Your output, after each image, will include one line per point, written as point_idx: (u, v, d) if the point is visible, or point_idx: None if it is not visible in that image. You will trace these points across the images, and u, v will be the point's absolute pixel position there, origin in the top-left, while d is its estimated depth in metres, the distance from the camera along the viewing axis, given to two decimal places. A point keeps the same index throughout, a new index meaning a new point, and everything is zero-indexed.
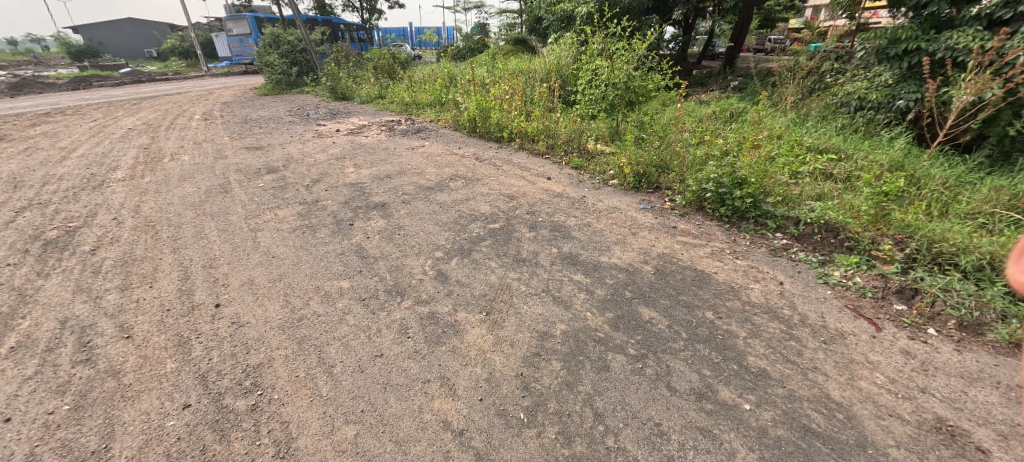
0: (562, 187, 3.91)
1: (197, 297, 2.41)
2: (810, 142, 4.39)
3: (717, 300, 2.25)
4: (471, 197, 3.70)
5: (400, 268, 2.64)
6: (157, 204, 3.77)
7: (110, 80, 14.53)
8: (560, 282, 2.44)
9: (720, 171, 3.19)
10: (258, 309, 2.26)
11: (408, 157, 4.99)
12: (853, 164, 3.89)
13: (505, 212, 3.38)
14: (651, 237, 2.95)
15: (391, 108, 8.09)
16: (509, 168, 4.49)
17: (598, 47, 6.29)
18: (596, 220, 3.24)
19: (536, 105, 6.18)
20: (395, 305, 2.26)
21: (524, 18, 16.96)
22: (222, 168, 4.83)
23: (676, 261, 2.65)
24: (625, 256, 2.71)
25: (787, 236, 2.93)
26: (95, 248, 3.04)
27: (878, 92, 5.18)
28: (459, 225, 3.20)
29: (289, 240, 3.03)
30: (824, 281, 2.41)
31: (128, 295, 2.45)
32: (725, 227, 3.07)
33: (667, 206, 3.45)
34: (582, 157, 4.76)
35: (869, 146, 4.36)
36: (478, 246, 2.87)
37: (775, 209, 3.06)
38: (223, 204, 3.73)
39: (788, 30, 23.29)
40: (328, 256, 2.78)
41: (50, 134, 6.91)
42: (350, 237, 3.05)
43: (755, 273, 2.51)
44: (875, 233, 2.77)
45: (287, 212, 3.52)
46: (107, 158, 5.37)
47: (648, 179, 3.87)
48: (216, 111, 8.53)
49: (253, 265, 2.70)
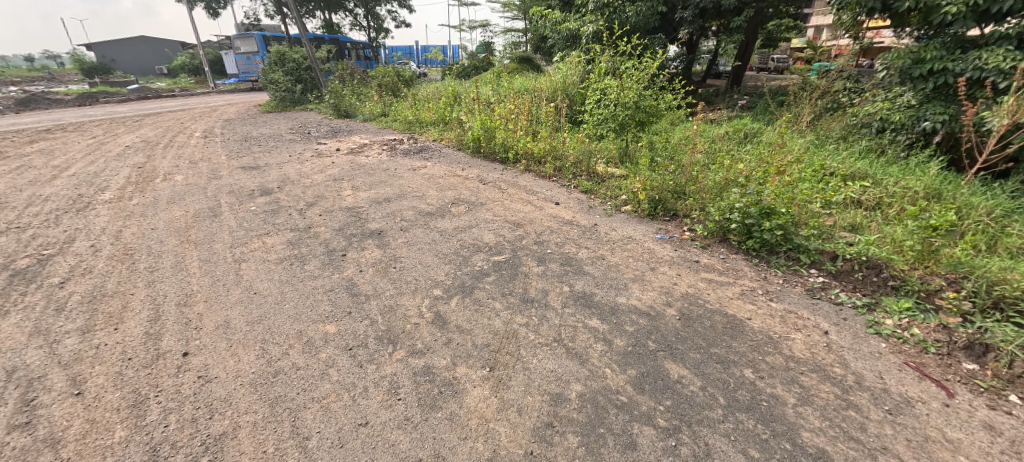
0: (571, 214, 3.66)
1: (164, 343, 2.14)
2: (836, 167, 4.13)
3: (755, 355, 1.95)
4: (474, 225, 3.45)
5: (394, 309, 2.36)
6: (140, 230, 3.55)
7: (118, 96, 14.62)
8: (573, 329, 2.15)
9: (747, 200, 2.92)
10: (230, 360, 1.98)
11: (409, 179, 4.78)
12: (885, 191, 3.62)
13: (511, 243, 3.12)
14: (672, 274, 2.67)
15: (394, 126, 7.94)
16: (514, 192, 4.25)
17: (607, 65, 6.12)
18: (610, 252, 2.97)
19: (542, 125, 5.99)
20: (386, 357, 1.98)
21: (529, 37, 17.05)
22: (215, 188, 4.62)
23: (703, 303, 2.36)
24: (644, 297, 2.43)
25: (823, 273, 2.65)
26: (64, 280, 2.79)
27: (902, 113, 4.95)
28: (460, 256, 2.94)
29: (275, 273, 2.77)
30: (875, 332, 2.10)
31: (89, 339, 2.18)
32: (754, 263, 2.78)
33: (687, 236, 3.18)
34: (591, 180, 4.52)
35: (898, 171, 4.10)
36: (481, 282, 2.60)
37: (808, 243, 2.78)
38: (210, 231, 3.50)
39: (791, 49, 23.40)
40: (316, 294, 2.51)
41: (46, 151, 6.78)
42: (341, 270, 2.79)
43: (794, 319, 2.22)
44: (923, 272, 2.48)
45: (276, 240, 3.27)
46: (98, 177, 5.19)
47: (664, 205, 3.61)
48: (217, 128, 8.42)
49: (232, 304, 2.44)
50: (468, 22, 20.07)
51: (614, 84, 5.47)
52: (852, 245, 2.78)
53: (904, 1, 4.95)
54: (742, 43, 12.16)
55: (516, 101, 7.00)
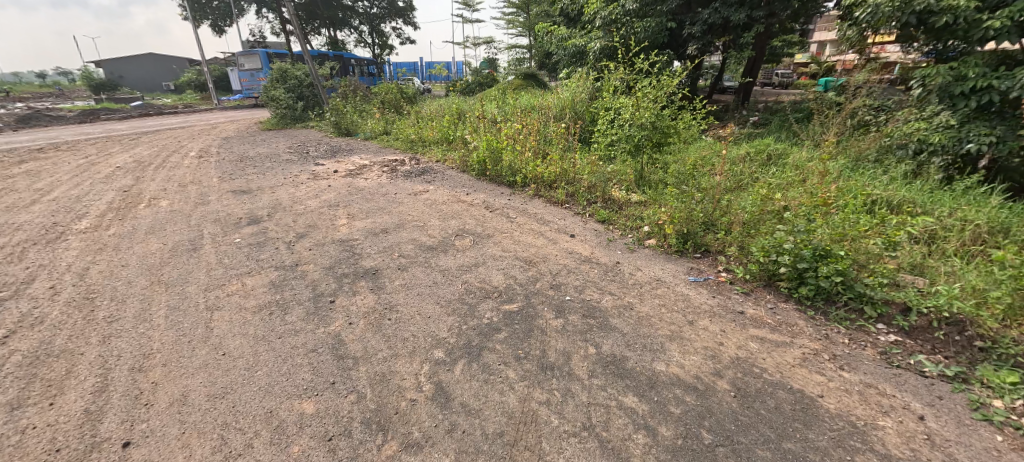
0: (589, 249, 3.27)
1: (104, 427, 1.74)
2: (880, 195, 3.74)
3: (842, 453, 1.53)
4: (481, 263, 3.07)
5: (386, 378, 1.96)
6: (109, 269, 3.18)
7: (119, 114, 14.49)
8: (606, 410, 1.73)
9: (797, 240, 2.51)
10: (178, 456, 1.58)
11: (409, 205, 4.43)
12: (940, 224, 3.23)
13: (522, 287, 2.73)
14: (715, 329, 2.26)
15: (396, 145, 7.64)
16: (523, 222, 3.88)
17: (620, 82, 5.81)
18: (639, 298, 2.58)
19: (551, 145, 5.64)
20: (372, 452, 1.57)
21: (534, 53, 16.93)
22: (200, 216, 4.28)
23: (760, 372, 1.95)
24: (687, 362, 2.01)
25: (893, 330, 2.26)
26: (8, 333, 2.40)
27: (942, 133, 4.58)
28: (465, 304, 2.55)
29: (250, 327, 2.38)
30: (984, 417, 1.69)
31: (13, 420, 1.78)
32: (809, 315, 2.38)
33: (724, 279, 2.78)
34: (608, 207, 4.14)
35: (950, 200, 3.70)
36: (491, 341, 2.19)
37: (872, 292, 2.38)
38: (186, 269, 3.14)
39: (795, 65, 23.31)
40: (295, 356, 2.12)
41: (33, 172, 6.49)
42: (327, 322, 2.40)
43: (877, 397, 1.80)
44: (1020, 331, 2.06)
45: (258, 281, 2.89)
46: (79, 203, 4.86)
47: (695, 239, 3.21)
48: (214, 147, 8.16)
49: (194, 370, 2.05)
50: (472, 38, 20.04)
51: (629, 103, 5.13)
52: (924, 295, 2.38)
53: (941, 18, 4.51)
54: (751, 60, 11.91)
55: (523, 120, 6.69)
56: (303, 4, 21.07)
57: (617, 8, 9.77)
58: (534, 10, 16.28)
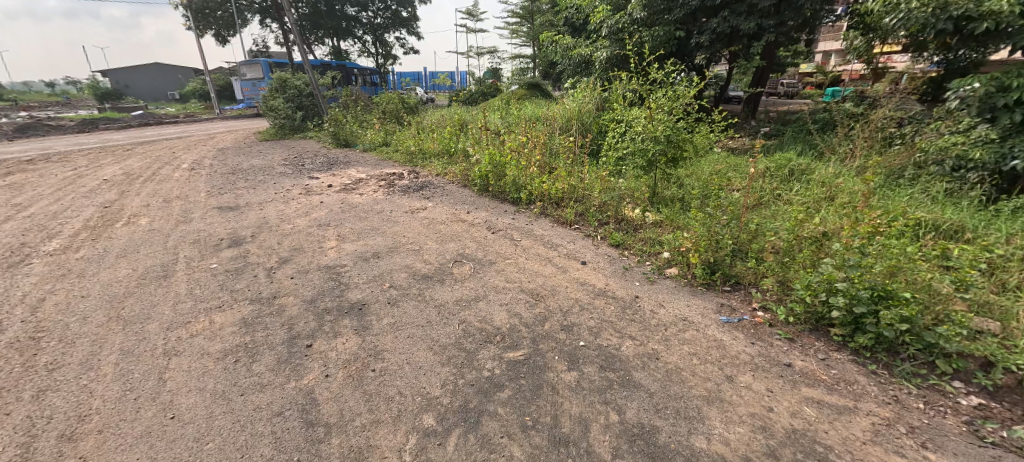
0: (603, 280, 2.92)
1: None
2: (925, 218, 3.37)
3: None
4: (481, 297, 2.71)
5: (363, 456, 1.59)
6: (67, 300, 2.85)
7: (118, 123, 14.33)
8: None
9: (852, 278, 2.15)
10: None
11: (405, 225, 4.09)
12: (1002, 254, 2.87)
13: (528, 328, 2.37)
14: (760, 387, 1.89)
15: (395, 157, 7.33)
16: (529, 246, 3.52)
17: (631, 93, 5.51)
18: (665, 344, 2.21)
19: (558, 159, 5.33)
20: None
21: (538, 63, 16.71)
22: (179, 237, 3.96)
23: (825, 452, 1.57)
24: (732, 435, 1.64)
25: (975, 390, 1.87)
26: None
27: (983, 148, 4.23)
28: (462, 350, 2.19)
29: (210, 379, 2.03)
30: None
31: None
32: (869, 369, 2.01)
33: (761, 319, 2.41)
34: (621, 228, 3.80)
35: (1003, 225, 3.34)
36: (492, 402, 1.83)
37: (945, 342, 2.00)
38: (151, 301, 2.81)
39: (801, 75, 23.07)
40: (256, 422, 1.76)
41: (15, 185, 6.22)
42: (300, 374, 2.05)
43: None
44: None
45: (228, 318, 2.55)
46: (54, 220, 4.56)
47: (723, 270, 2.85)
48: (208, 158, 7.89)
49: (133, 439, 1.70)
50: (476, 48, 19.90)
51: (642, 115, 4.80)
52: (1006, 346, 2.01)
53: (983, 24, 4.20)
54: (760, 70, 11.61)
55: (529, 133, 6.36)
56: (307, 14, 21.06)
57: (624, 16, 9.51)
58: (538, 20, 16.10)
